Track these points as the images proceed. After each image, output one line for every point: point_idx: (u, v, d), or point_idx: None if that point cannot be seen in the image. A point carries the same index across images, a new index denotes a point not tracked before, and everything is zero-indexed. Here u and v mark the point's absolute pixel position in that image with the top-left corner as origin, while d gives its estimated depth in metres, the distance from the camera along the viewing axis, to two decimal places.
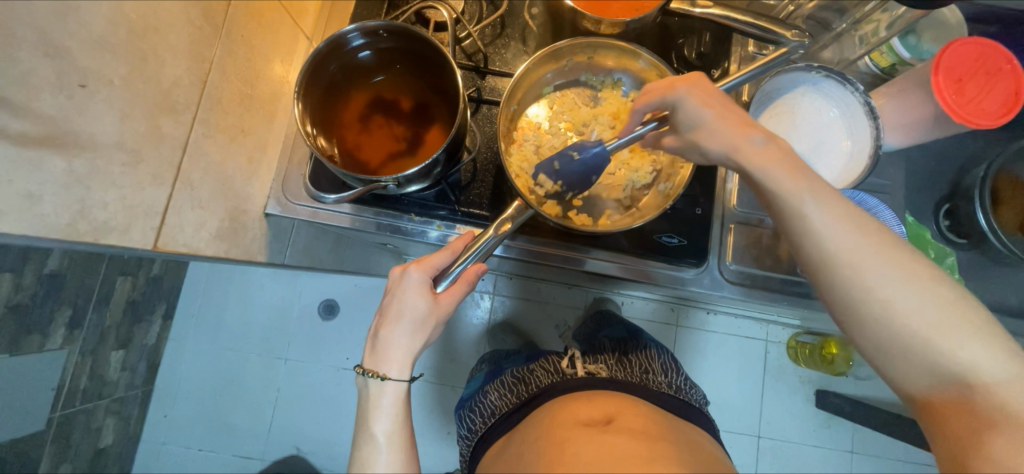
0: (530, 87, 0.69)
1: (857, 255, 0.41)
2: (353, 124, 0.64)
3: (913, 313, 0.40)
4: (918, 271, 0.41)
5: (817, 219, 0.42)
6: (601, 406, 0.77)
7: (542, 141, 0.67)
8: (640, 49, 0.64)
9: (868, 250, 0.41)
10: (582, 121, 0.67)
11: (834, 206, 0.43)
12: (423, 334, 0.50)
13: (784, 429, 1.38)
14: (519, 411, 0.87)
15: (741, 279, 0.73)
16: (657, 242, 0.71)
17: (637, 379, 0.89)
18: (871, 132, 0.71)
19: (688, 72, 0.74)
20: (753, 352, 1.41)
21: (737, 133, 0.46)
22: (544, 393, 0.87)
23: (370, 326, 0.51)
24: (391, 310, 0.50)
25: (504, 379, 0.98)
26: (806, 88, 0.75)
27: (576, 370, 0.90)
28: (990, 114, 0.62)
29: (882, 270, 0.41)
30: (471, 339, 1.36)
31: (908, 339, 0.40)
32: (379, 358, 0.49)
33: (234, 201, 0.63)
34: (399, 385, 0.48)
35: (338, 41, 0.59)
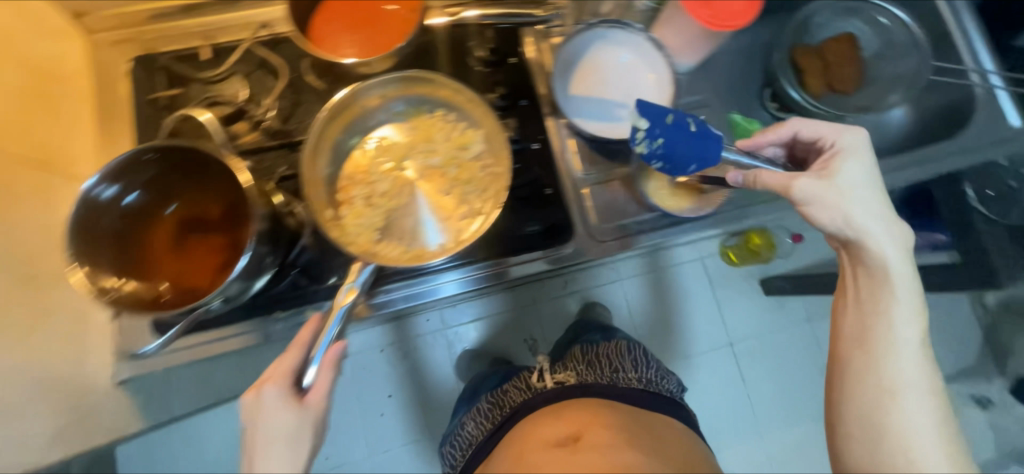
0: (336, 145, 0.66)
1: (910, 352, 0.51)
2: (166, 253, 0.60)
3: (902, 362, 0.50)
4: (941, 411, 0.50)
5: (894, 290, 0.52)
6: (569, 420, 0.82)
7: (370, 192, 0.65)
8: (422, 74, 0.63)
9: (916, 358, 0.51)
10: (401, 158, 0.67)
11: (897, 291, 0.52)
12: (302, 447, 0.47)
13: (751, 326, 1.47)
14: (495, 432, 0.92)
15: (612, 234, 0.76)
16: (523, 233, 0.73)
17: (608, 379, 0.92)
18: (665, 61, 0.77)
19: (489, 68, 0.76)
20: (696, 273, 1.48)
21: (879, 218, 0.52)
22: (517, 413, 0.90)
23: (241, 465, 0.47)
24: (256, 438, 0.46)
25: (480, 405, 1.00)
26: (598, 42, 0.80)
27: (545, 382, 0.95)
28: (738, 14, 0.68)
29: (918, 377, 0.50)
30: (446, 381, 1.32)
31: (883, 400, 0.50)
32: None
33: (68, 388, 0.59)
34: None
35: (87, 197, 0.54)
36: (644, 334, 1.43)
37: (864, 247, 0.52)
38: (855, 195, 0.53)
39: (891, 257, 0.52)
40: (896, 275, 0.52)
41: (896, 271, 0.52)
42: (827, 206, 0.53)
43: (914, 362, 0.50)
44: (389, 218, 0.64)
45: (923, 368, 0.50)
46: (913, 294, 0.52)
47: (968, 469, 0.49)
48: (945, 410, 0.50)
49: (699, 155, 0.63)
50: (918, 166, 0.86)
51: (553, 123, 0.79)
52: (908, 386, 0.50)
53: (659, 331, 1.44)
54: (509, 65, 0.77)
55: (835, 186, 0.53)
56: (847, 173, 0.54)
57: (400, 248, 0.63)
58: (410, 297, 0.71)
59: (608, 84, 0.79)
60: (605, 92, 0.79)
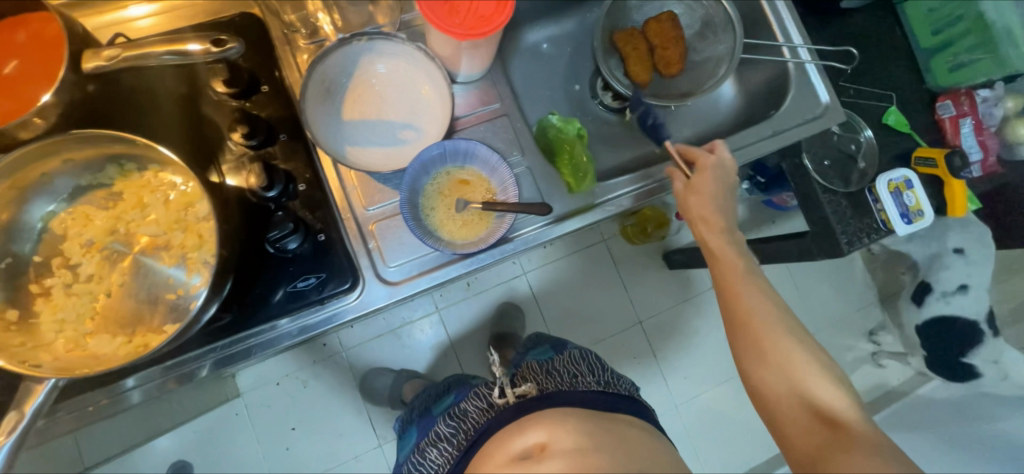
0: (13, 231, 0.55)
1: (764, 301, 0.64)
2: None
3: (771, 328, 0.61)
4: (801, 331, 0.62)
5: (732, 267, 0.67)
6: (538, 428, 0.73)
7: (71, 276, 0.55)
8: (75, 134, 0.50)
9: (767, 304, 0.63)
10: (105, 232, 0.56)
11: (763, 295, 0.64)
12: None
13: (657, 304, 1.45)
14: (461, 461, 0.80)
15: (409, 272, 0.68)
16: (287, 292, 0.64)
17: (568, 385, 0.82)
18: (439, 72, 0.69)
19: (232, 101, 0.65)
20: (599, 254, 1.44)
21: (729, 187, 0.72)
22: (483, 437, 0.79)
23: None
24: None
25: (440, 428, 0.87)
26: (365, 56, 0.70)
27: (505, 397, 0.82)
28: (488, 19, 0.61)
29: (776, 320, 0.62)
30: (343, 412, 1.29)
31: (782, 365, 0.59)
32: None
33: None
34: None
35: None
36: (556, 327, 1.40)
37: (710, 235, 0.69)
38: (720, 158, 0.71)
39: (733, 212, 0.72)
40: (756, 279, 0.66)
41: (743, 256, 0.68)
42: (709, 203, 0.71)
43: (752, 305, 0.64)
44: (104, 302, 0.55)
45: (767, 307, 0.64)
46: (744, 257, 0.68)
47: (838, 370, 0.61)
48: (795, 329, 0.62)
49: (505, 195, 0.68)
50: (754, 141, 0.82)
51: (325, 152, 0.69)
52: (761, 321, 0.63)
53: (600, 317, 1.42)
54: (261, 94, 0.67)
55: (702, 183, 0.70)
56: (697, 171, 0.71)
57: (120, 338, 0.54)
58: (308, 327, 0.66)
59: (382, 102, 0.70)
60: (381, 112, 0.70)
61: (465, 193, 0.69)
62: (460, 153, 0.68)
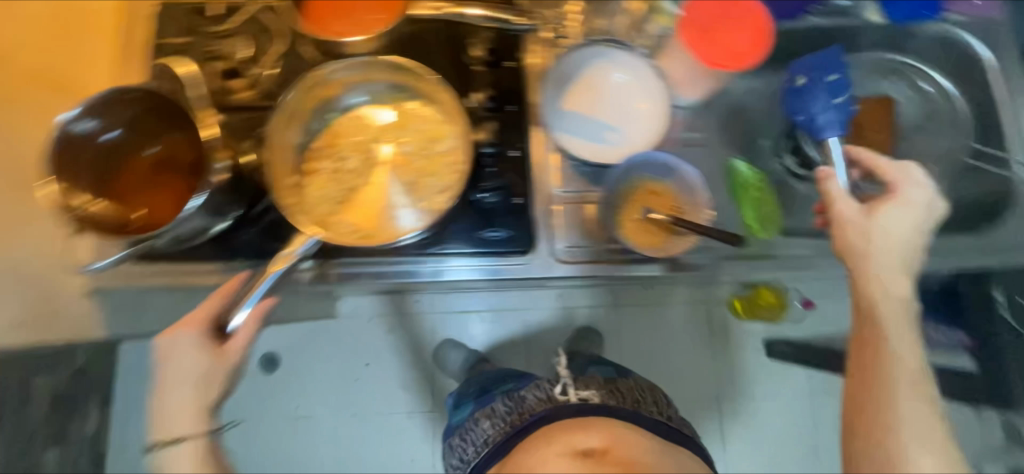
0: (310, 118, 0.68)
1: (910, 400, 0.60)
2: (140, 182, 0.63)
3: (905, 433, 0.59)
4: (937, 443, 0.59)
5: (889, 352, 0.63)
6: (600, 438, 0.72)
7: (337, 166, 0.68)
8: (399, 60, 0.64)
9: (912, 400, 0.60)
10: (371, 139, 0.69)
11: (916, 396, 0.61)
12: (209, 393, 0.51)
13: (766, 405, 1.17)
14: (511, 439, 0.78)
15: (577, 256, 0.76)
16: (479, 237, 0.72)
17: (632, 406, 0.80)
18: (663, 90, 0.75)
19: (486, 68, 0.75)
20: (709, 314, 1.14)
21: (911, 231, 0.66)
22: (538, 423, 0.77)
23: (151, 396, 0.51)
24: (166, 377, 0.50)
25: (497, 405, 0.85)
26: (599, 59, 0.77)
27: (570, 395, 0.80)
28: (739, 56, 0.65)
29: (915, 425, 0.59)
30: (368, 379, 1.10)
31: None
32: (167, 425, 0.50)
33: (47, 290, 0.66)
34: (196, 441, 0.50)
35: (65, 131, 0.58)
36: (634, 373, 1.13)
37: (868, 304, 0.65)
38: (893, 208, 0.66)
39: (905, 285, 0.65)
40: (909, 374, 0.62)
41: (903, 342, 0.63)
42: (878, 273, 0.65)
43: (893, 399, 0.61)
44: (352, 194, 0.67)
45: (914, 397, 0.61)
46: (905, 340, 0.63)
47: None
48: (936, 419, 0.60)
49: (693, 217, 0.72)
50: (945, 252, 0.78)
51: (539, 133, 0.78)
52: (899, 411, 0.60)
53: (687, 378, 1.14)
54: (505, 68, 0.76)
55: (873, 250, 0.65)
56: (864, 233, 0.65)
57: (354, 225, 0.65)
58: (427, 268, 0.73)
59: (602, 101, 0.75)
60: (598, 110, 0.76)
61: (654, 203, 0.74)
62: (661, 166, 0.75)
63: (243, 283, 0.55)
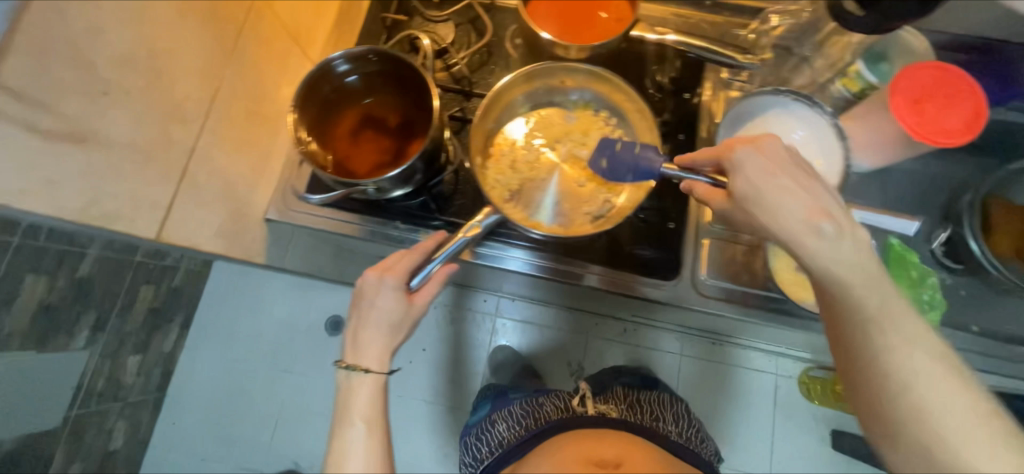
0: (505, 108, 0.73)
1: (929, 380, 0.36)
2: (344, 137, 0.69)
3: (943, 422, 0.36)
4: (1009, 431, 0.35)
5: (884, 324, 0.38)
6: (612, 446, 0.72)
7: (517, 156, 0.72)
8: (608, 73, 0.68)
9: (933, 376, 0.37)
10: (555, 139, 0.72)
11: (940, 364, 0.37)
12: (399, 333, 0.56)
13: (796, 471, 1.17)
14: (528, 443, 0.80)
15: (716, 294, 0.76)
16: (632, 254, 0.76)
17: (647, 423, 0.80)
18: (842, 153, 0.73)
19: (660, 96, 0.80)
20: (747, 385, 1.20)
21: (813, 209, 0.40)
22: (555, 428, 0.79)
23: (347, 327, 0.56)
24: (368, 313, 0.55)
25: (514, 408, 0.89)
26: (777, 109, 0.77)
27: (586, 407, 0.82)
28: (952, 133, 0.62)
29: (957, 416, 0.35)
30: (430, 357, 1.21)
31: None
32: (359, 354, 0.54)
33: (236, 203, 0.69)
34: (378, 376, 0.53)
35: (325, 66, 0.65)
36: None
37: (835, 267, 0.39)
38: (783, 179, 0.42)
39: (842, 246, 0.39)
40: (917, 343, 0.37)
41: (888, 305, 0.38)
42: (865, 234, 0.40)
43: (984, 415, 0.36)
44: (522, 185, 0.70)
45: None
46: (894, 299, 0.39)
47: None
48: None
49: None
50: None
51: None
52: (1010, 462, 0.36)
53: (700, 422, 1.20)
54: (682, 99, 0.79)
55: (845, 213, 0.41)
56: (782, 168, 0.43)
57: (522, 213, 0.69)
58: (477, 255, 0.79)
59: None
60: None
61: None
62: None
63: (440, 243, 0.61)
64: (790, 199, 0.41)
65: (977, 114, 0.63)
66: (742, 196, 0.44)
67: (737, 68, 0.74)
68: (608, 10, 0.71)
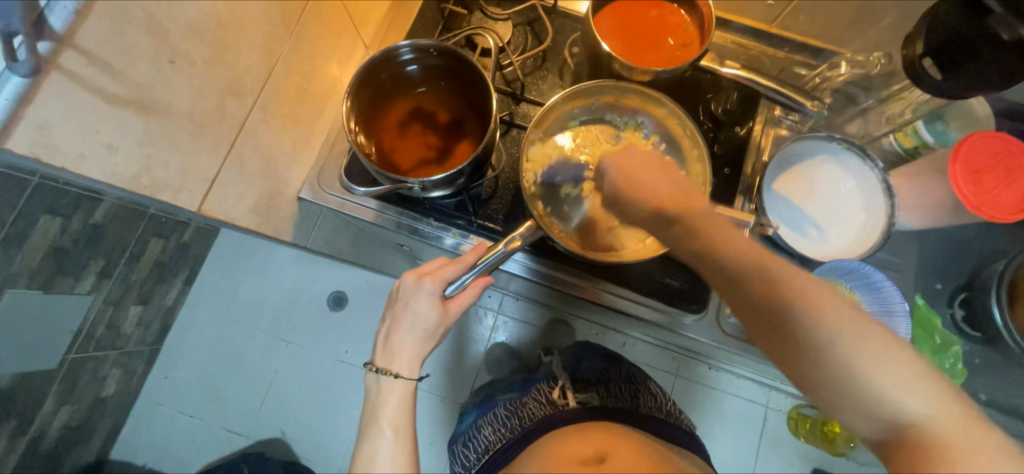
0: (556, 119, 0.72)
1: (813, 317, 0.34)
2: (392, 128, 0.68)
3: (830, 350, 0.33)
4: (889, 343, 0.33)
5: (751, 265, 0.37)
6: (595, 440, 0.70)
7: (562, 172, 0.70)
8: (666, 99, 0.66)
9: (820, 312, 0.34)
10: (603, 158, 0.71)
11: (814, 294, 0.35)
12: (432, 339, 0.58)
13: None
14: (516, 445, 0.77)
15: (739, 333, 0.76)
16: (660, 283, 0.75)
17: (629, 406, 0.80)
18: (887, 210, 0.71)
19: (711, 125, 0.78)
20: (739, 412, 1.24)
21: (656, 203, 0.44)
22: (541, 430, 0.76)
23: (383, 329, 0.59)
24: (403, 315, 0.57)
25: (498, 411, 0.87)
26: (827, 156, 0.76)
27: (568, 400, 0.81)
28: (1006, 208, 0.61)
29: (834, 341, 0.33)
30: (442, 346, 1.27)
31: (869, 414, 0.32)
32: (391, 358, 0.57)
33: (274, 180, 0.68)
34: (407, 382, 0.56)
35: (388, 54, 0.63)
36: None
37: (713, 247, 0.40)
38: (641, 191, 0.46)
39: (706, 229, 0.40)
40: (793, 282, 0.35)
41: (747, 245, 0.38)
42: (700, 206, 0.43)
43: (803, 311, 0.34)
44: (563, 200, 0.70)
45: (899, 372, 0.32)
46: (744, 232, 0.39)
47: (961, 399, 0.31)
48: (922, 447, 0.31)
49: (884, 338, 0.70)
50: None
51: (740, 200, 0.76)
52: (865, 387, 0.32)
53: None
54: (732, 132, 0.78)
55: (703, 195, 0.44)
56: (641, 161, 0.48)
57: (560, 230, 0.68)
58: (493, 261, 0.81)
59: (814, 197, 0.75)
60: (807, 203, 0.75)
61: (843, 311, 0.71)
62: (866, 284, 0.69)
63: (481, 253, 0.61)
64: (657, 182, 0.45)
65: None
66: (614, 173, 0.49)
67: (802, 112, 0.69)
68: (675, 35, 0.70)
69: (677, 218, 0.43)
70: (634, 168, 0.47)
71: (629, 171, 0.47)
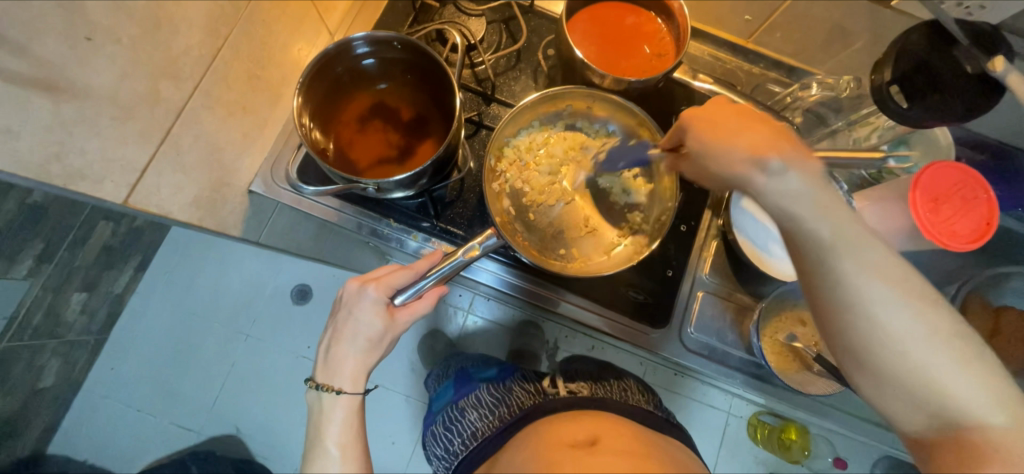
0: (525, 123, 0.70)
1: (848, 252, 0.35)
2: (350, 124, 0.64)
3: (864, 287, 0.35)
4: (910, 279, 0.35)
5: (810, 205, 0.36)
6: (587, 423, 0.67)
7: (530, 177, 0.68)
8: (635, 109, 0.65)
9: (858, 248, 0.35)
10: (571, 166, 0.69)
11: (860, 236, 0.35)
12: (377, 350, 0.55)
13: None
14: (504, 434, 0.74)
15: (700, 349, 0.75)
16: (624, 295, 0.74)
17: (617, 396, 0.78)
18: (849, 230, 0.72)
19: None
20: (699, 417, 1.25)
21: (746, 160, 0.38)
22: (529, 416, 0.74)
23: (326, 339, 0.56)
24: (347, 324, 0.54)
25: (482, 395, 0.85)
26: None
27: (558, 388, 0.78)
28: (962, 237, 0.62)
29: (868, 277, 0.35)
30: (405, 345, 1.25)
31: (886, 347, 0.35)
32: (332, 373, 0.54)
33: (219, 171, 0.63)
34: (351, 398, 0.54)
35: (345, 45, 0.60)
36: None
37: (775, 195, 0.37)
38: (727, 150, 0.40)
39: (784, 179, 0.37)
40: (839, 221, 0.36)
41: (811, 181, 0.37)
42: (807, 161, 0.37)
43: (864, 280, 0.35)
44: (530, 207, 0.68)
45: (911, 312, 0.35)
46: (812, 167, 0.37)
47: (965, 331, 0.35)
48: (926, 378, 0.34)
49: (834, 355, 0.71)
50: None
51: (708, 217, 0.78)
52: (884, 326, 0.35)
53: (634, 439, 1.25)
54: None
55: (789, 142, 0.38)
56: (731, 113, 0.42)
57: (524, 237, 0.66)
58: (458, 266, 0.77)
59: None
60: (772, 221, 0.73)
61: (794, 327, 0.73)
62: None
63: (437, 260, 0.58)
64: (748, 132, 0.39)
65: (988, 223, 0.62)
66: (697, 124, 0.43)
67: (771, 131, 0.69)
68: (651, 44, 0.68)
69: (778, 170, 0.37)
70: (723, 119, 0.42)
71: (719, 124, 0.41)
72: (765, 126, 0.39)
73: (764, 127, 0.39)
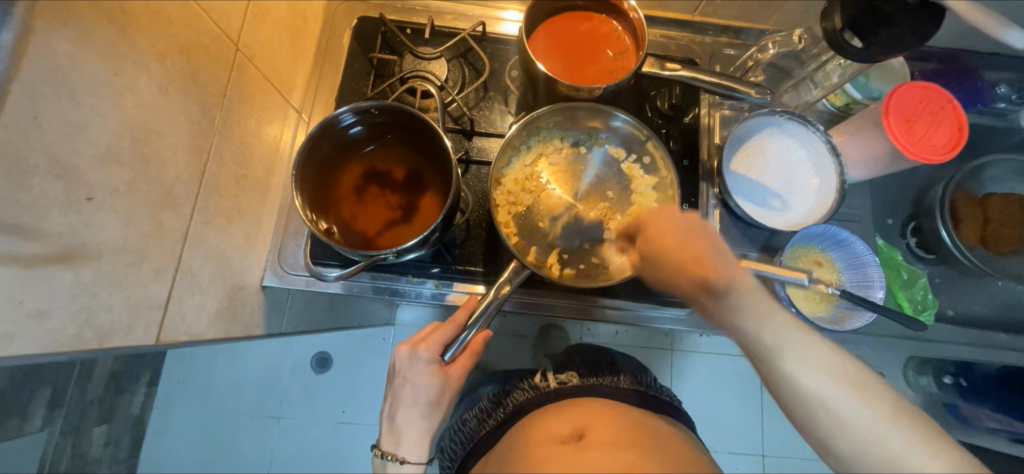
0: (514, 149, 0.70)
1: (799, 360, 0.41)
2: (349, 196, 0.65)
3: (815, 389, 0.40)
4: (859, 377, 0.40)
5: (744, 309, 0.43)
6: (576, 415, 0.67)
7: (535, 200, 0.70)
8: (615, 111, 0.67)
9: (806, 357, 0.41)
10: (569, 181, 0.71)
11: (794, 335, 0.42)
12: (437, 411, 0.55)
13: (789, 448, 1.26)
14: (496, 433, 0.75)
15: None
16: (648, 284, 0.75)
17: (607, 380, 0.77)
18: (836, 169, 0.74)
19: (661, 121, 0.80)
20: (733, 368, 1.29)
21: (685, 278, 0.45)
22: (519, 414, 0.75)
23: (384, 410, 0.56)
24: (402, 391, 0.54)
25: (482, 402, 0.85)
26: (773, 129, 0.77)
27: (549, 382, 0.79)
28: (939, 149, 0.66)
29: (816, 382, 0.40)
30: None
31: (860, 445, 0.39)
32: (396, 442, 0.54)
33: (232, 278, 0.62)
34: (416, 467, 0.54)
35: (329, 123, 0.60)
36: None
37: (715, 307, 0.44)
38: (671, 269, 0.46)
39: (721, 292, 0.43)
40: (782, 329, 0.42)
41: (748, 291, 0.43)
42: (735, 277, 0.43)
43: (888, 440, 0.38)
44: (541, 228, 0.69)
45: (866, 408, 0.39)
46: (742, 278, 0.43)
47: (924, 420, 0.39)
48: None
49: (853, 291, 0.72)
50: None
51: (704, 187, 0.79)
52: (845, 425, 0.40)
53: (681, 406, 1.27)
54: (682, 124, 0.79)
55: (721, 260, 0.43)
56: (677, 228, 0.46)
57: (544, 258, 0.68)
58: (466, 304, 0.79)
59: (769, 170, 0.76)
60: (764, 177, 0.76)
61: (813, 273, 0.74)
62: (835, 241, 0.75)
63: (473, 308, 0.59)
64: (690, 246, 0.45)
65: (960, 129, 0.66)
66: (652, 231, 0.48)
67: (744, 99, 0.71)
68: (610, 46, 0.70)
69: (717, 292, 0.43)
70: (664, 236, 0.47)
71: (659, 245, 0.47)
72: (697, 243, 0.45)
73: (692, 243, 0.45)
